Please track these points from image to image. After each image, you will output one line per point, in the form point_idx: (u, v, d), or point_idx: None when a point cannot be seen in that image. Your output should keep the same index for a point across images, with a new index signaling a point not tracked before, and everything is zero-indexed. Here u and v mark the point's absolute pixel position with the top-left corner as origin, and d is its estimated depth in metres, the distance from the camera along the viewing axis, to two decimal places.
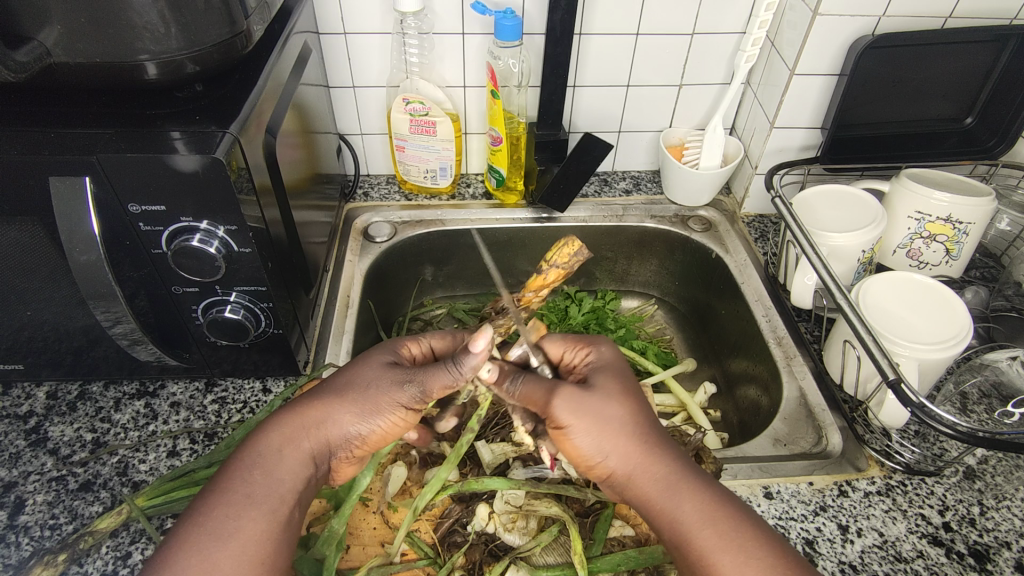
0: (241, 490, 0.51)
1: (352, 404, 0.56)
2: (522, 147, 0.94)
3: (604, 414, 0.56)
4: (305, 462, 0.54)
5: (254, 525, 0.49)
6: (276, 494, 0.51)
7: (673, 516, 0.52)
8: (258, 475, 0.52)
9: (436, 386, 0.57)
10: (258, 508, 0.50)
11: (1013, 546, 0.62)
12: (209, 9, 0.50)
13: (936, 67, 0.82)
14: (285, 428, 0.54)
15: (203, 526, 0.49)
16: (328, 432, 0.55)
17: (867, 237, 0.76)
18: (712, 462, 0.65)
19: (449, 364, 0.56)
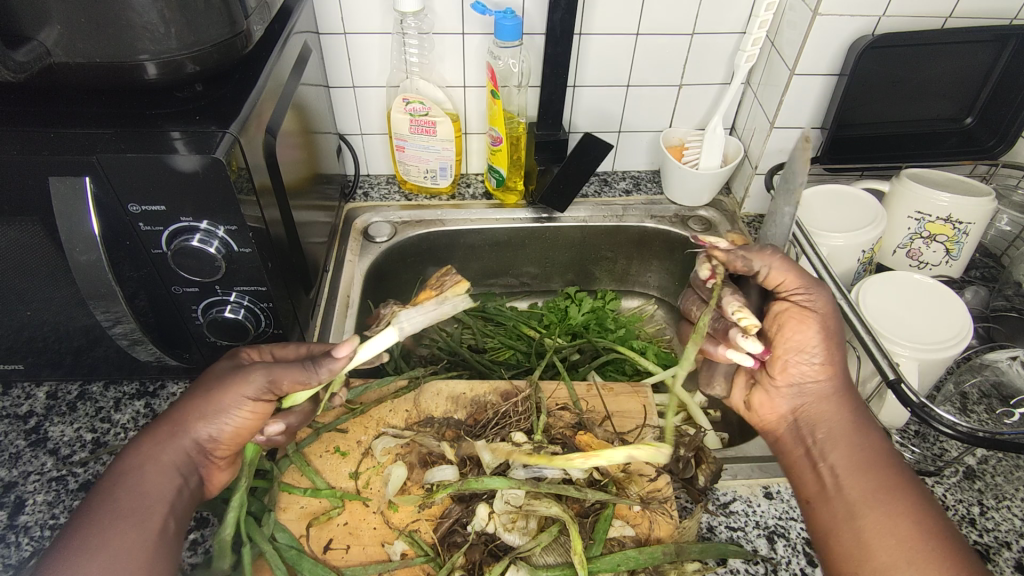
0: (101, 510, 0.51)
1: (200, 406, 0.55)
2: (522, 146, 0.94)
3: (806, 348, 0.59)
4: (169, 475, 0.53)
5: (122, 536, 0.50)
6: (145, 508, 0.52)
7: (840, 464, 0.56)
8: (122, 495, 0.52)
9: (284, 378, 0.55)
10: (124, 522, 0.51)
11: (1013, 546, 0.62)
12: (209, 9, 0.50)
13: (936, 67, 0.82)
14: (141, 446, 0.54)
15: (66, 549, 0.49)
16: (184, 440, 0.55)
17: (866, 237, 0.76)
18: (711, 462, 0.67)
19: (305, 363, 0.56)
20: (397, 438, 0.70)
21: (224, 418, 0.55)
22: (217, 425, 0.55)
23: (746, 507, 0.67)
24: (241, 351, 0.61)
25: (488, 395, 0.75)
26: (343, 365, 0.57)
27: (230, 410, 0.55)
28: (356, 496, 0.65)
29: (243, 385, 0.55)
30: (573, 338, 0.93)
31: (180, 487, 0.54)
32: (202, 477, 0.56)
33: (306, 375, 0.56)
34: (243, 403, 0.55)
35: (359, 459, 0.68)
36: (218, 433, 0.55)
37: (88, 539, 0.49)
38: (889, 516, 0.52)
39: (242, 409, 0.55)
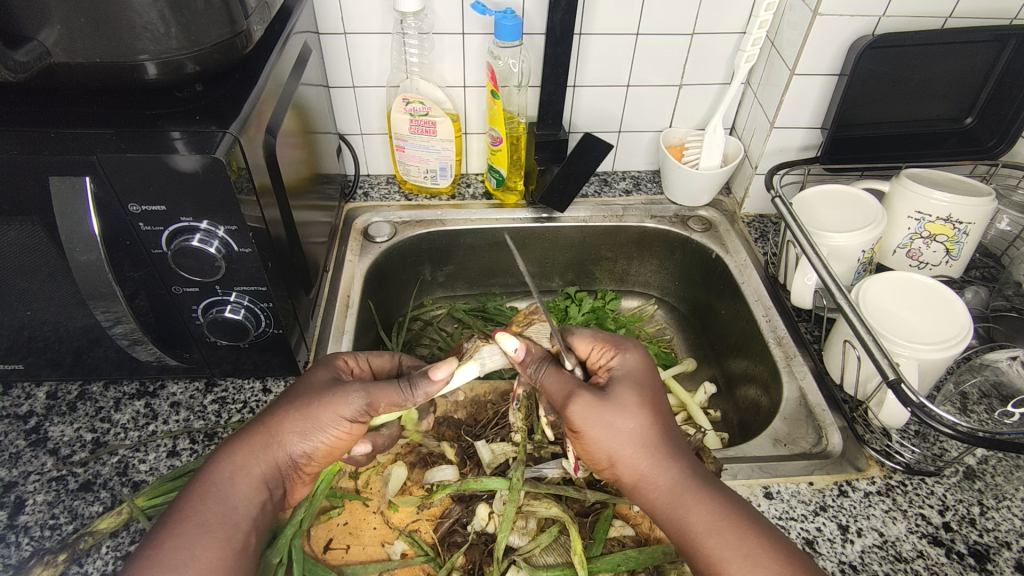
0: (193, 519, 0.51)
1: (298, 422, 0.55)
2: (522, 146, 0.94)
3: (613, 424, 0.55)
4: (258, 487, 0.54)
5: (210, 552, 0.49)
6: (232, 521, 0.52)
7: (697, 525, 0.52)
8: (210, 507, 0.51)
9: (382, 400, 0.57)
10: (213, 535, 0.50)
11: (1013, 546, 0.62)
12: (209, 9, 0.50)
13: (937, 67, 0.81)
14: (235, 455, 0.54)
15: (158, 558, 0.48)
16: (281, 452, 0.55)
17: (867, 236, 0.76)
18: (711, 462, 0.65)
19: (402, 384, 0.58)
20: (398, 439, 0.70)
21: (320, 433, 0.55)
22: (313, 442, 0.55)
23: None
24: (336, 363, 0.62)
25: (488, 396, 0.75)
26: (436, 390, 0.59)
27: (328, 427, 0.55)
28: (356, 496, 0.65)
29: (342, 402, 0.56)
30: None
31: (265, 501, 0.54)
32: (284, 490, 0.57)
33: (404, 394, 0.58)
34: (340, 419, 0.56)
35: None
36: (310, 448, 0.55)
37: (177, 550, 0.49)
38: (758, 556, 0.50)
39: (333, 426, 0.56)
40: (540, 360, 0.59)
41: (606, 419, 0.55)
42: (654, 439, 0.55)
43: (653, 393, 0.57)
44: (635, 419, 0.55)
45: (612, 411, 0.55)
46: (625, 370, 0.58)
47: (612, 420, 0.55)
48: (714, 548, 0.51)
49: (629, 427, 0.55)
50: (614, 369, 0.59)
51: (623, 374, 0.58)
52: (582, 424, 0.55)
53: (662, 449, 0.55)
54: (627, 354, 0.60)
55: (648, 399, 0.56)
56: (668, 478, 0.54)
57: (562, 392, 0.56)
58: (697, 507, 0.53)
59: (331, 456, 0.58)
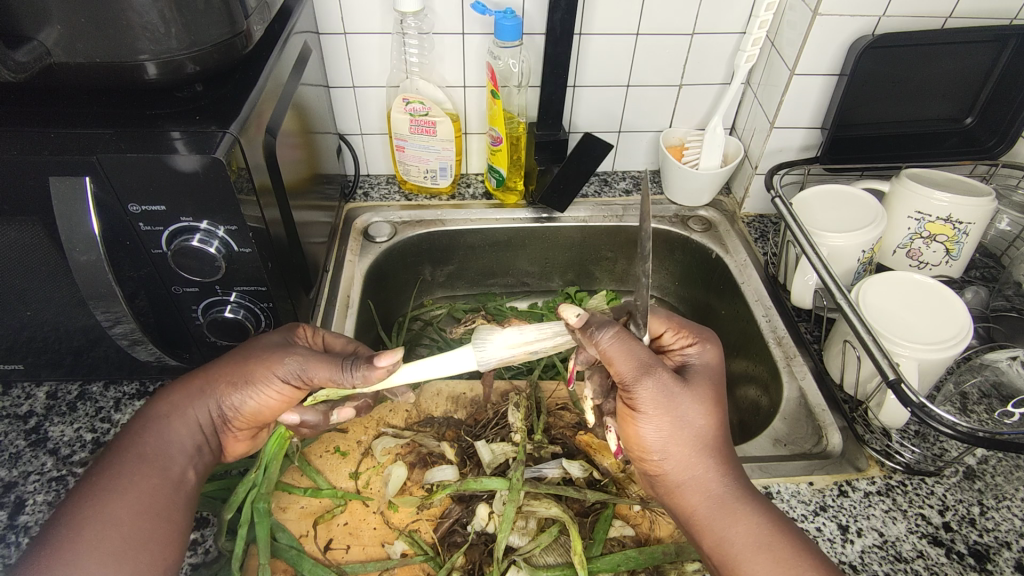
0: (132, 452, 0.54)
1: (236, 376, 0.56)
2: (522, 146, 0.94)
3: (677, 417, 0.54)
4: (193, 429, 0.57)
5: (146, 482, 0.53)
6: (167, 458, 0.55)
7: (739, 536, 0.52)
8: (148, 443, 0.55)
9: (318, 372, 0.56)
10: (150, 469, 0.53)
11: (1013, 546, 0.62)
12: (209, 9, 0.49)
13: (937, 67, 0.82)
14: (171, 399, 0.57)
15: (96, 484, 0.52)
16: (216, 402, 0.57)
17: (866, 237, 0.76)
18: None
19: (345, 363, 0.56)
20: (398, 439, 0.70)
21: (253, 391, 0.56)
22: (248, 398, 0.57)
23: None
24: (292, 331, 0.62)
25: (488, 395, 0.75)
26: (377, 377, 0.56)
27: (260, 387, 0.56)
28: (356, 497, 0.65)
29: (279, 365, 0.56)
30: None
31: (200, 444, 0.57)
32: (219, 442, 0.59)
33: (344, 374, 0.56)
34: (275, 381, 0.56)
35: (359, 459, 0.68)
36: (245, 405, 0.57)
37: (114, 480, 0.52)
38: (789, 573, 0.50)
39: (264, 388, 0.56)
40: (604, 324, 0.55)
41: (676, 408, 0.54)
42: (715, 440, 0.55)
43: (722, 392, 0.57)
44: (705, 414, 0.54)
45: (682, 397, 0.54)
46: (702, 361, 0.59)
47: (686, 409, 0.54)
48: (743, 558, 0.52)
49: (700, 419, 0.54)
50: (686, 357, 0.60)
51: (699, 363, 0.58)
52: (648, 405, 0.54)
53: (720, 453, 0.55)
54: (700, 343, 0.60)
55: (718, 395, 0.56)
56: (721, 488, 0.54)
57: (637, 367, 0.53)
58: (744, 522, 0.53)
59: (266, 416, 0.59)
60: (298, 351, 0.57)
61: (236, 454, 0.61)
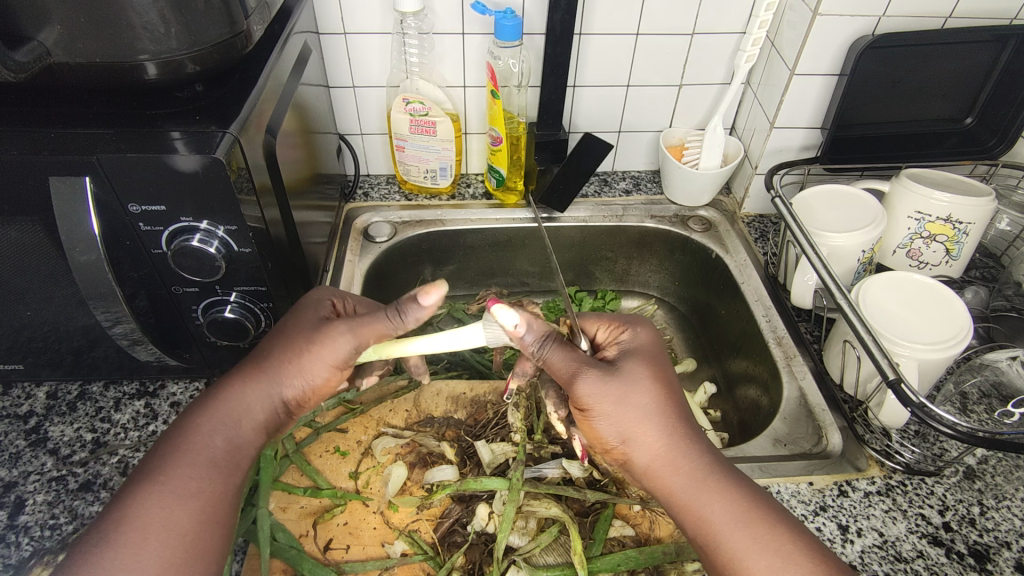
0: (201, 453, 0.52)
1: (295, 366, 0.56)
2: (522, 146, 0.94)
3: (629, 401, 0.55)
4: (260, 431, 0.56)
5: (217, 488, 0.52)
6: (236, 460, 0.54)
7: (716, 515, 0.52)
8: (212, 444, 0.53)
9: (370, 335, 0.58)
10: (217, 470, 0.52)
11: (1013, 546, 0.62)
12: (209, 9, 0.50)
13: (937, 66, 0.81)
14: (233, 395, 0.55)
15: (165, 486, 0.50)
16: (278, 395, 0.56)
17: (866, 237, 0.76)
18: None
19: (391, 314, 0.58)
20: (398, 439, 0.70)
21: (310, 376, 0.57)
22: (305, 384, 0.57)
23: None
24: (323, 303, 0.62)
25: (488, 395, 0.75)
26: (426, 314, 0.58)
27: (318, 373, 0.57)
28: (356, 497, 0.65)
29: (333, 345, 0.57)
30: None
31: (263, 444, 0.56)
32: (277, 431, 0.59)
33: (393, 319, 0.58)
34: (330, 359, 0.57)
35: (359, 459, 0.68)
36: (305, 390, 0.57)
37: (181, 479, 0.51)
38: (778, 553, 0.50)
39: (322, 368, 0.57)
40: (542, 334, 0.57)
41: (619, 394, 0.55)
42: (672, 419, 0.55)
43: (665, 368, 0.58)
44: (649, 394, 0.56)
45: (622, 385, 0.56)
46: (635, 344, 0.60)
47: (624, 392, 0.55)
48: (733, 542, 0.51)
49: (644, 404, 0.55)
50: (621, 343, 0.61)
51: (636, 348, 0.60)
52: (591, 401, 0.55)
53: (681, 431, 0.55)
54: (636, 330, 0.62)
55: (661, 376, 0.57)
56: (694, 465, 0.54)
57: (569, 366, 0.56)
58: (721, 501, 0.52)
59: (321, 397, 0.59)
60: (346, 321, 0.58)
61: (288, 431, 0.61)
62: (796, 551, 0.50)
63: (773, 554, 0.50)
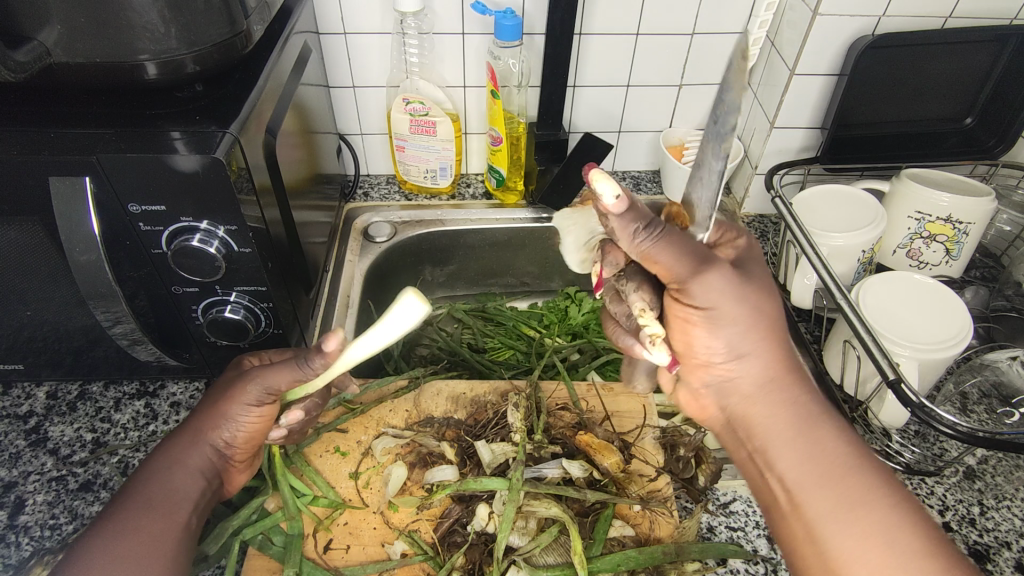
0: (136, 499, 0.51)
1: (218, 411, 0.54)
2: (522, 146, 0.94)
3: (722, 324, 0.50)
4: (197, 475, 0.54)
5: (150, 527, 0.50)
6: (172, 501, 0.51)
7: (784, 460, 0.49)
8: (154, 492, 0.51)
9: (280, 380, 0.53)
10: (155, 513, 0.51)
11: (1012, 546, 0.62)
12: (209, 9, 0.49)
13: (938, 66, 0.81)
14: (168, 446, 0.54)
15: (102, 527, 0.49)
16: (207, 443, 0.55)
17: (866, 237, 0.76)
18: (711, 462, 0.69)
19: (299, 360, 0.53)
20: (398, 438, 0.70)
21: (233, 422, 0.55)
22: (231, 429, 0.55)
23: (746, 507, 0.68)
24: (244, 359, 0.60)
25: (488, 395, 0.75)
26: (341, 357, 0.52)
27: (240, 415, 0.55)
28: (356, 497, 0.65)
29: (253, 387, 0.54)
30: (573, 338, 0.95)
31: (205, 490, 0.54)
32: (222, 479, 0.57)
33: (301, 369, 0.52)
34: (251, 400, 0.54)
35: (359, 459, 0.68)
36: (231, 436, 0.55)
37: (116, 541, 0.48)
38: (864, 525, 0.45)
39: (243, 412, 0.54)
40: (648, 222, 0.47)
41: (726, 304, 0.49)
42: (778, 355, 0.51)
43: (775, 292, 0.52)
44: (748, 323, 0.50)
45: (745, 306, 0.49)
46: (744, 262, 0.53)
47: (752, 306, 0.50)
48: (817, 506, 0.46)
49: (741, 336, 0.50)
50: (740, 250, 0.54)
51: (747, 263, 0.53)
52: (702, 301, 0.49)
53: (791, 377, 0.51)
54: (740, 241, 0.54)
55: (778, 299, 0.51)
56: (800, 414, 0.50)
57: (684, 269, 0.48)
58: (795, 449, 0.49)
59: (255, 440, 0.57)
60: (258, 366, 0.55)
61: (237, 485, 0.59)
62: (877, 519, 0.45)
63: (858, 525, 0.45)
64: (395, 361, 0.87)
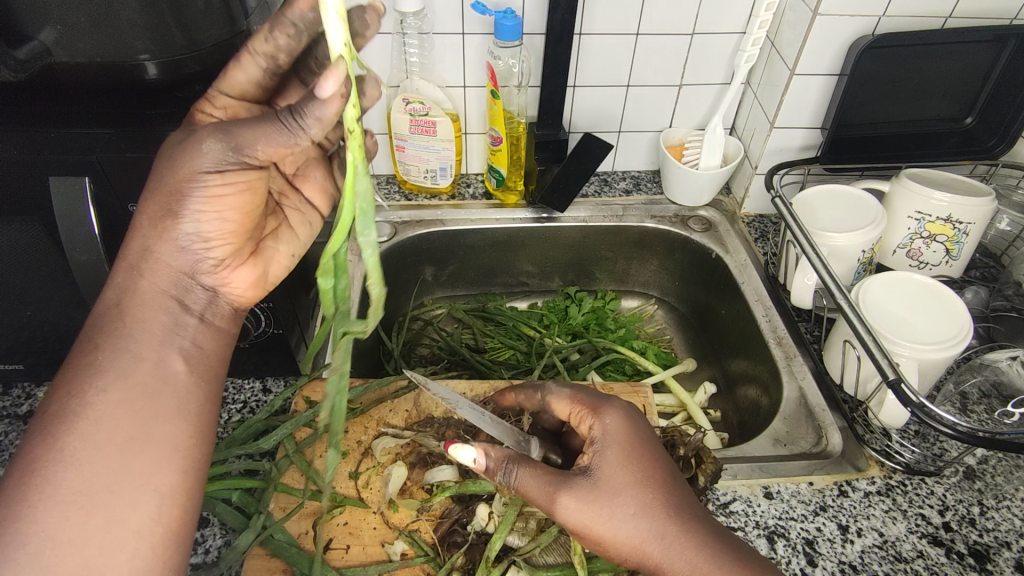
0: (84, 364, 0.45)
1: (161, 199, 0.47)
2: (522, 146, 0.94)
3: (609, 507, 0.51)
4: (155, 307, 0.47)
5: (115, 396, 0.44)
6: (130, 355, 0.45)
7: None
8: (106, 355, 0.45)
9: (251, 139, 0.46)
10: (111, 378, 0.44)
11: (1013, 546, 0.62)
12: (209, 9, 0.49)
13: (938, 66, 0.81)
14: (118, 280, 0.47)
15: (50, 413, 0.43)
16: (163, 253, 0.48)
17: (867, 236, 0.76)
18: (712, 462, 0.64)
19: (281, 117, 0.45)
20: (398, 439, 0.69)
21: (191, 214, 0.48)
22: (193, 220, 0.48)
23: (746, 507, 0.65)
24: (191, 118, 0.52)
25: (488, 395, 0.75)
26: (335, 110, 0.45)
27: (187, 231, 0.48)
28: (356, 498, 0.65)
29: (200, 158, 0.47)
30: (573, 338, 0.95)
31: (171, 321, 0.48)
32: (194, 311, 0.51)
33: (291, 142, 0.46)
34: (196, 180, 0.47)
35: (359, 459, 0.68)
36: (196, 232, 0.49)
37: (78, 420, 0.43)
38: None
39: (197, 196, 0.47)
40: (506, 468, 0.55)
41: (601, 507, 0.51)
42: (669, 507, 0.51)
43: (645, 459, 0.53)
44: (633, 502, 0.51)
45: (604, 496, 0.51)
46: (609, 436, 0.55)
47: (609, 504, 0.51)
48: None
49: (630, 516, 0.51)
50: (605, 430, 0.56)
51: (606, 441, 0.55)
52: (575, 522, 0.51)
53: (672, 529, 0.50)
54: (607, 418, 0.56)
55: (642, 470, 0.53)
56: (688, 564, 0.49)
57: (546, 494, 0.53)
58: None
59: (239, 231, 0.51)
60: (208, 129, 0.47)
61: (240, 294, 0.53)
62: None
63: None
64: (395, 361, 0.87)
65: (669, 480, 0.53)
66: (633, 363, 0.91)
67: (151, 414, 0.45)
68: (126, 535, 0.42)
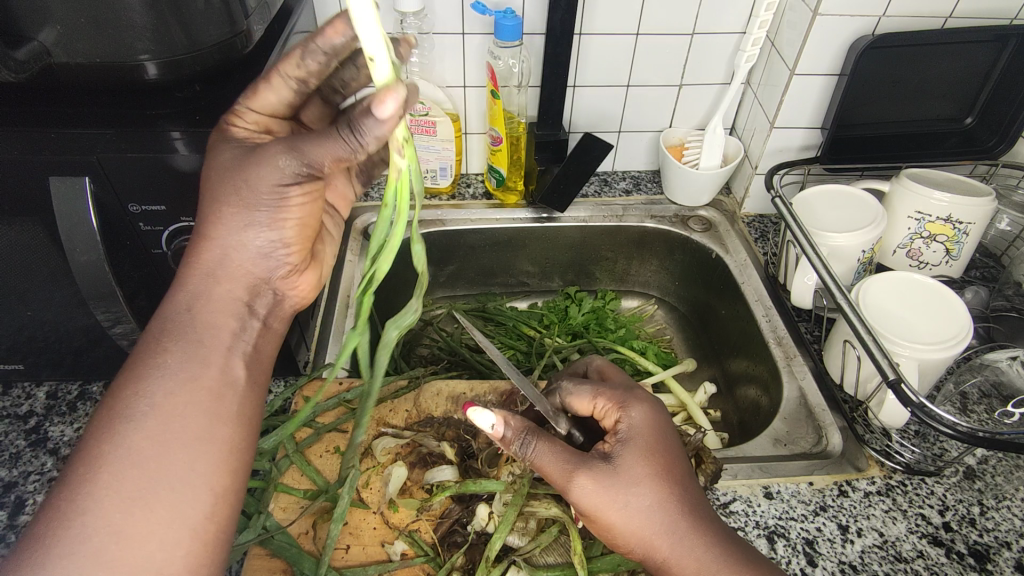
0: (152, 362, 0.44)
1: (235, 207, 0.47)
2: (522, 146, 0.94)
3: (627, 497, 0.51)
4: (227, 313, 0.47)
5: (184, 396, 0.44)
6: (203, 358, 0.45)
7: None
8: (178, 356, 0.45)
9: (320, 154, 0.46)
10: (181, 378, 0.44)
11: (1012, 546, 0.62)
12: (209, 9, 0.49)
13: (938, 66, 0.81)
14: (190, 283, 0.47)
15: (116, 409, 0.42)
16: (236, 260, 0.48)
17: (867, 237, 0.76)
18: (712, 462, 0.64)
19: (342, 132, 0.45)
20: (398, 439, 0.69)
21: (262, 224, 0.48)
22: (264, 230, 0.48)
23: (746, 507, 0.65)
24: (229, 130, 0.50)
25: (488, 395, 0.74)
26: (390, 128, 0.44)
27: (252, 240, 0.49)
28: (356, 498, 0.65)
29: (271, 172, 0.46)
30: (574, 338, 0.95)
31: (242, 326, 0.48)
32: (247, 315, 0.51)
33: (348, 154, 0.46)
34: (275, 192, 0.47)
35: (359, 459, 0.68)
36: (274, 240, 0.49)
37: (148, 419, 0.42)
38: None
39: (271, 206, 0.48)
40: (524, 438, 0.53)
41: (618, 496, 0.51)
42: (684, 506, 0.52)
43: (665, 457, 0.54)
44: (651, 495, 0.51)
45: (622, 486, 0.51)
46: (634, 428, 0.55)
47: (626, 495, 0.51)
48: None
49: (645, 509, 0.51)
50: (630, 421, 0.56)
51: (631, 431, 0.55)
52: (589, 505, 0.51)
53: (684, 527, 0.51)
54: (632, 411, 0.57)
55: (662, 467, 0.53)
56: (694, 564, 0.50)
57: (561, 475, 0.52)
58: None
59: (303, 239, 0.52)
60: (274, 142, 0.47)
61: (299, 296, 0.54)
62: None
63: None
64: (395, 361, 0.87)
65: (684, 480, 0.54)
66: (633, 363, 0.91)
67: (215, 415, 0.44)
68: (184, 533, 0.41)
